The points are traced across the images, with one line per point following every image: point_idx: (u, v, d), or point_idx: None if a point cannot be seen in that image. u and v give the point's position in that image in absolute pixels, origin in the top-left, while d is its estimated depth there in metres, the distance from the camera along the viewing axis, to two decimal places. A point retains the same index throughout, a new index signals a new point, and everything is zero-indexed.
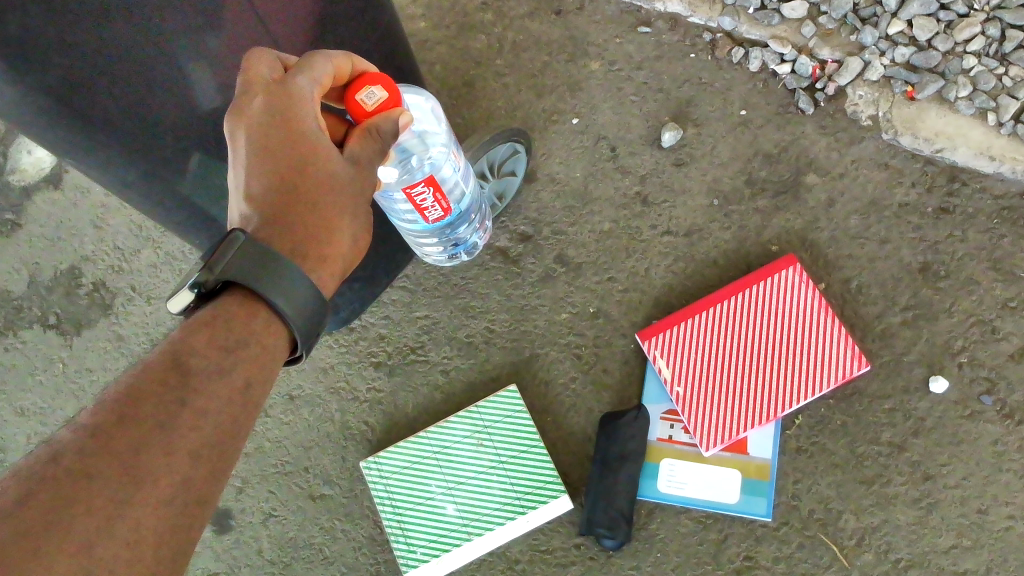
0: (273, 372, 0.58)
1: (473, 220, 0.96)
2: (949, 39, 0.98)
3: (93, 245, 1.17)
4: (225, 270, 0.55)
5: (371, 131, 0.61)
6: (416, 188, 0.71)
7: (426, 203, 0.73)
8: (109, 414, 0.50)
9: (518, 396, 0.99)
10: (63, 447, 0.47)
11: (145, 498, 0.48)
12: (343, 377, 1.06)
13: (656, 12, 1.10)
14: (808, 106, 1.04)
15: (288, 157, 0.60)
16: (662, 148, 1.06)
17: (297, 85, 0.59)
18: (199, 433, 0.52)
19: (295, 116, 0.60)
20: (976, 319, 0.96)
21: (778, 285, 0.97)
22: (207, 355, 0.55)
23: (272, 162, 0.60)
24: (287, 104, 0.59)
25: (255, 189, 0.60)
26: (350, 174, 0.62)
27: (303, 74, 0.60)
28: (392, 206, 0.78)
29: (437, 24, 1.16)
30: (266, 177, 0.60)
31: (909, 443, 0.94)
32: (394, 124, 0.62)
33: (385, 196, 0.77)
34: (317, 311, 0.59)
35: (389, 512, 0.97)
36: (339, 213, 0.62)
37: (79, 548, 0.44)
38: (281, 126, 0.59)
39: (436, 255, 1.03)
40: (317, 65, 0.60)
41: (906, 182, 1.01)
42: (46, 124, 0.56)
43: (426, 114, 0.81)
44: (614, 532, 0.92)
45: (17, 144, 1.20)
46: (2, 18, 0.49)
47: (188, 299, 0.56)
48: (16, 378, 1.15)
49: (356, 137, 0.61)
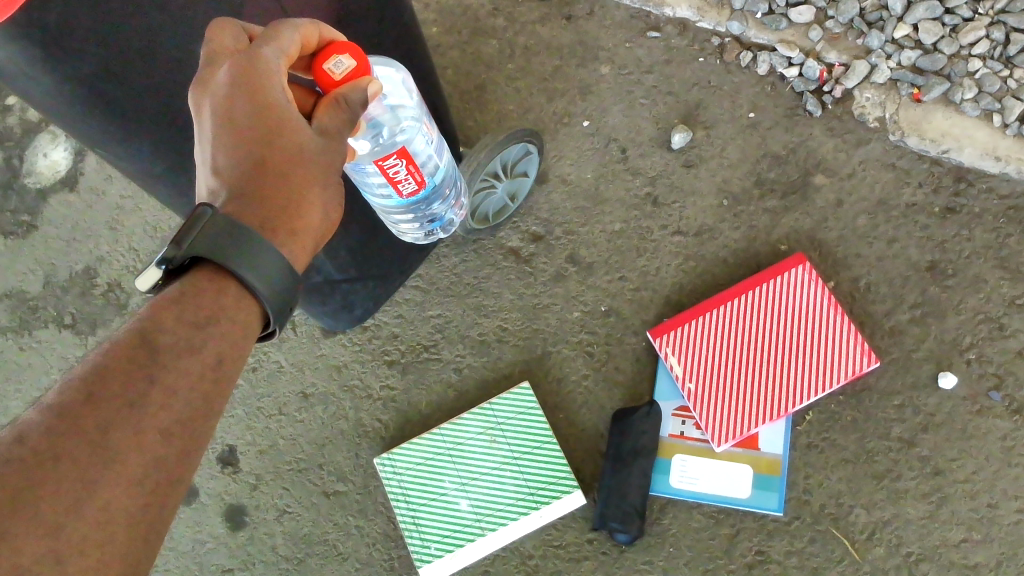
0: (246, 347, 0.56)
1: (447, 197, 0.91)
2: (955, 42, 1.00)
3: (109, 246, 1.18)
4: (192, 246, 0.53)
5: (338, 100, 0.59)
6: (388, 160, 0.71)
7: (399, 176, 0.73)
8: (77, 391, 0.47)
9: (531, 393, 1.00)
10: (28, 429, 0.45)
11: (115, 479, 0.46)
12: (356, 375, 1.07)
13: (666, 17, 1.12)
14: (816, 108, 1.05)
15: (255, 128, 0.56)
16: (672, 149, 1.08)
17: (263, 54, 0.57)
18: (171, 410, 0.50)
19: (261, 86, 0.56)
20: (984, 316, 0.98)
21: (789, 283, 0.98)
22: (177, 331, 0.52)
23: (239, 135, 0.56)
24: (253, 74, 0.56)
25: (221, 163, 0.57)
26: (320, 146, 0.59)
27: (269, 44, 0.57)
28: (363, 180, 0.76)
29: (448, 28, 1.18)
30: (233, 151, 0.57)
31: (919, 438, 0.95)
32: (363, 94, 0.60)
33: (354, 169, 0.75)
34: (288, 286, 0.57)
35: (403, 508, 0.98)
36: (310, 186, 0.59)
37: (47, 531, 0.43)
38: (247, 96, 0.56)
39: (413, 233, 0.98)
40: (283, 34, 0.58)
41: (913, 183, 1.02)
42: (80, 113, 0.58)
43: (398, 87, 0.79)
44: (627, 526, 0.93)
45: (34, 148, 1.22)
46: (44, 5, 0.51)
47: (156, 275, 0.54)
48: (34, 378, 1.16)
49: (324, 107, 0.59)
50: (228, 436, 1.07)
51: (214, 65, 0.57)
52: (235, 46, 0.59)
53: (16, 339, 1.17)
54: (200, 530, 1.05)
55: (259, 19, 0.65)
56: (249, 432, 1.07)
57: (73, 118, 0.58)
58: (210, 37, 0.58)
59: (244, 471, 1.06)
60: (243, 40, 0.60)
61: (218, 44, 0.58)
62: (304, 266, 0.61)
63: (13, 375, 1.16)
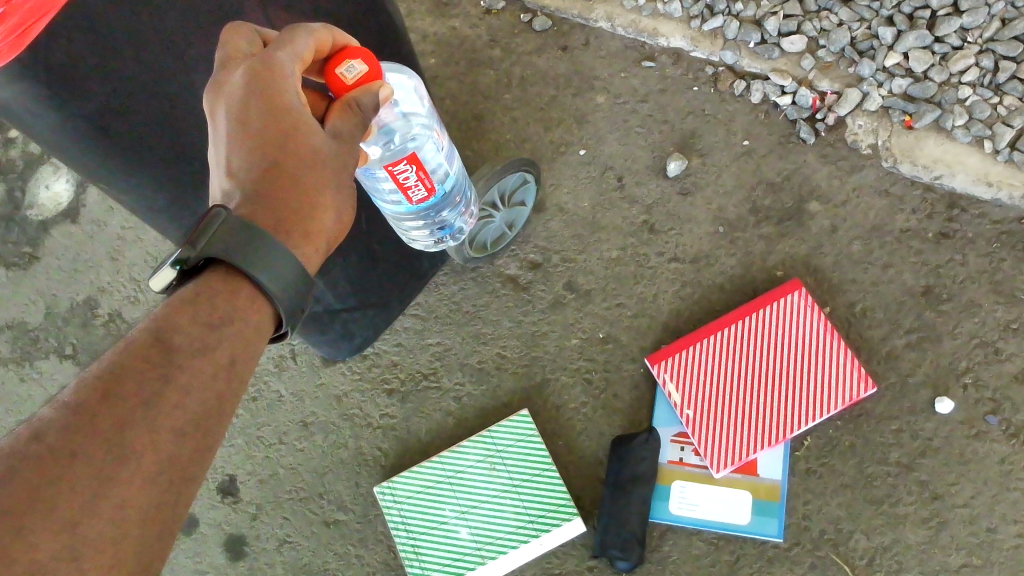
0: (259, 348, 0.57)
1: (458, 205, 0.92)
2: (945, 70, 1.02)
3: (110, 276, 1.19)
4: (206, 249, 0.54)
5: (350, 103, 0.60)
6: (398, 165, 0.71)
7: (410, 181, 0.73)
8: (92, 389, 0.48)
9: (530, 421, 1.00)
10: (45, 426, 0.46)
11: (130, 477, 0.47)
12: (356, 405, 1.07)
13: (660, 46, 1.14)
14: (809, 135, 1.07)
15: (269, 131, 0.57)
16: (668, 177, 1.09)
17: (277, 57, 0.58)
18: (185, 408, 0.51)
19: (276, 87, 0.57)
20: (979, 341, 0.98)
21: (785, 309, 0.99)
22: (191, 330, 0.53)
23: (252, 137, 0.57)
24: (267, 77, 0.57)
25: (235, 165, 0.58)
26: (334, 149, 0.60)
27: (283, 48, 0.58)
28: (374, 186, 0.77)
29: (446, 60, 1.21)
30: (246, 151, 0.57)
31: (917, 463, 0.95)
32: (375, 97, 0.61)
33: (366, 174, 0.76)
34: (302, 289, 0.58)
35: (403, 537, 0.98)
36: (323, 188, 0.59)
37: (64, 528, 0.44)
38: (261, 98, 0.57)
39: (423, 240, 0.98)
40: (297, 38, 0.59)
41: (906, 209, 1.03)
42: (83, 150, 0.58)
43: (410, 94, 0.79)
44: (627, 553, 0.93)
45: (37, 180, 1.24)
46: (50, 45, 0.52)
47: (170, 276, 0.55)
48: (35, 408, 1.16)
49: (337, 112, 0.60)
50: (228, 466, 1.08)
51: (229, 68, 0.58)
52: (250, 50, 0.60)
53: (18, 370, 1.18)
54: (201, 560, 1.05)
55: None
56: (250, 461, 1.07)
57: (74, 154, 0.59)
58: (225, 41, 0.59)
59: (244, 500, 1.06)
60: (256, 44, 0.61)
61: (234, 48, 0.59)
62: (316, 270, 0.62)
63: (14, 406, 1.16)
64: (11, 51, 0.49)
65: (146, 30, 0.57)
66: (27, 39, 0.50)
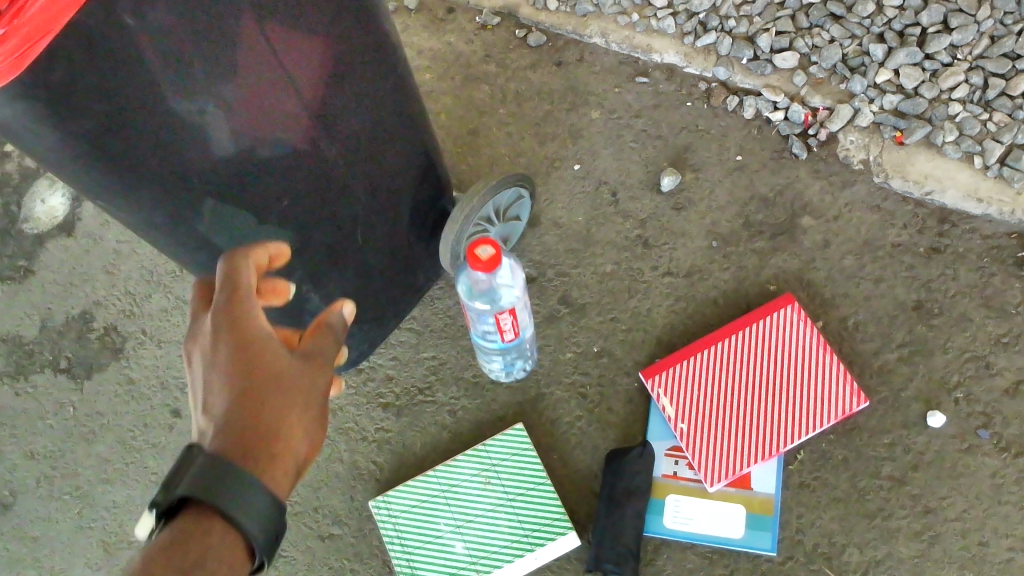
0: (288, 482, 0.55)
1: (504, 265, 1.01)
2: (935, 86, 1.03)
3: (106, 290, 1.19)
4: (180, 481, 0.51)
5: (319, 325, 0.61)
6: (504, 315, 0.86)
7: (507, 327, 0.88)
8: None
9: (524, 434, 1.01)
10: None
11: None
12: (350, 419, 1.07)
13: (653, 63, 1.16)
14: (801, 151, 1.08)
15: (237, 372, 0.56)
16: (661, 192, 1.10)
17: (229, 296, 0.59)
18: (222, 563, 0.50)
19: (239, 320, 0.57)
20: (970, 355, 0.99)
21: (778, 322, 1.01)
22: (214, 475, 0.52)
23: (221, 381, 0.56)
24: (229, 323, 0.57)
25: (208, 408, 0.56)
26: (305, 371, 0.58)
27: (238, 291, 0.59)
28: (479, 326, 0.92)
29: (442, 75, 1.22)
30: (218, 392, 0.56)
31: (910, 476, 0.95)
32: (340, 315, 0.62)
33: (475, 318, 0.91)
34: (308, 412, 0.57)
35: (399, 551, 0.98)
36: (298, 390, 0.57)
37: None
38: (227, 346, 0.57)
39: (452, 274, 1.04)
40: (240, 271, 0.60)
41: (898, 224, 1.04)
42: (88, 164, 0.59)
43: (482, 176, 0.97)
44: (621, 567, 0.92)
45: (32, 195, 1.25)
46: (52, 65, 0.51)
47: (148, 526, 0.52)
48: (30, 423, 1.15)
49: (309, 337, 0.60)
50: None
51: (197, 343, 0.59)
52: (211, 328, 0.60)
53: (11, 383, 1.17)
54: None
55: (253, 85, 0.63)
56: None
57: (79, 167, 0.60)
58: (190, 331, 0.61)
59: None
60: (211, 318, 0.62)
61: (197, 332, 0.60)
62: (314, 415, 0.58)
63: (6, 420, 1.15)
64: (13, 68, 0.49)
65: (176, 56, 0.57)
66: (28, 58, 0.49)
